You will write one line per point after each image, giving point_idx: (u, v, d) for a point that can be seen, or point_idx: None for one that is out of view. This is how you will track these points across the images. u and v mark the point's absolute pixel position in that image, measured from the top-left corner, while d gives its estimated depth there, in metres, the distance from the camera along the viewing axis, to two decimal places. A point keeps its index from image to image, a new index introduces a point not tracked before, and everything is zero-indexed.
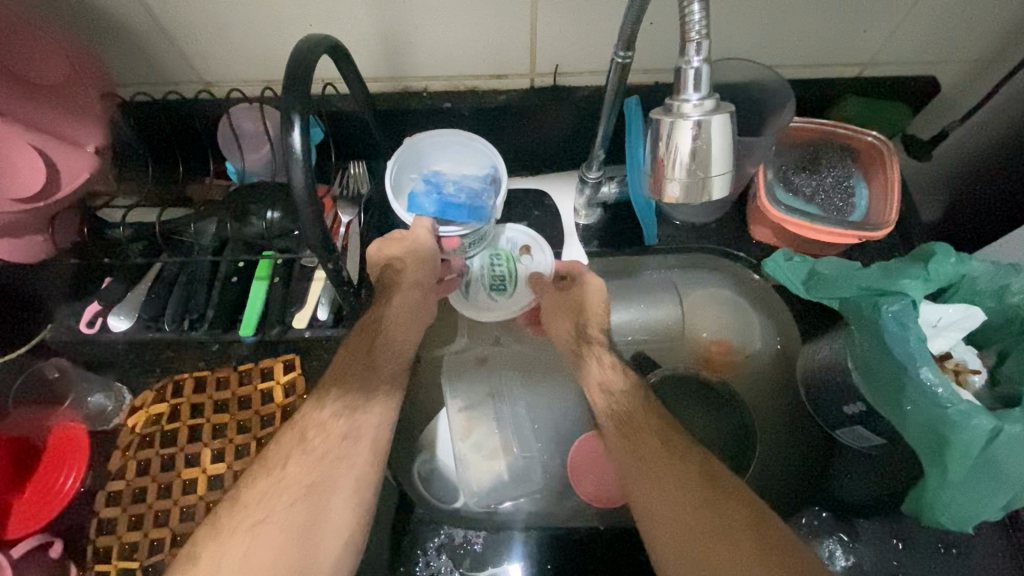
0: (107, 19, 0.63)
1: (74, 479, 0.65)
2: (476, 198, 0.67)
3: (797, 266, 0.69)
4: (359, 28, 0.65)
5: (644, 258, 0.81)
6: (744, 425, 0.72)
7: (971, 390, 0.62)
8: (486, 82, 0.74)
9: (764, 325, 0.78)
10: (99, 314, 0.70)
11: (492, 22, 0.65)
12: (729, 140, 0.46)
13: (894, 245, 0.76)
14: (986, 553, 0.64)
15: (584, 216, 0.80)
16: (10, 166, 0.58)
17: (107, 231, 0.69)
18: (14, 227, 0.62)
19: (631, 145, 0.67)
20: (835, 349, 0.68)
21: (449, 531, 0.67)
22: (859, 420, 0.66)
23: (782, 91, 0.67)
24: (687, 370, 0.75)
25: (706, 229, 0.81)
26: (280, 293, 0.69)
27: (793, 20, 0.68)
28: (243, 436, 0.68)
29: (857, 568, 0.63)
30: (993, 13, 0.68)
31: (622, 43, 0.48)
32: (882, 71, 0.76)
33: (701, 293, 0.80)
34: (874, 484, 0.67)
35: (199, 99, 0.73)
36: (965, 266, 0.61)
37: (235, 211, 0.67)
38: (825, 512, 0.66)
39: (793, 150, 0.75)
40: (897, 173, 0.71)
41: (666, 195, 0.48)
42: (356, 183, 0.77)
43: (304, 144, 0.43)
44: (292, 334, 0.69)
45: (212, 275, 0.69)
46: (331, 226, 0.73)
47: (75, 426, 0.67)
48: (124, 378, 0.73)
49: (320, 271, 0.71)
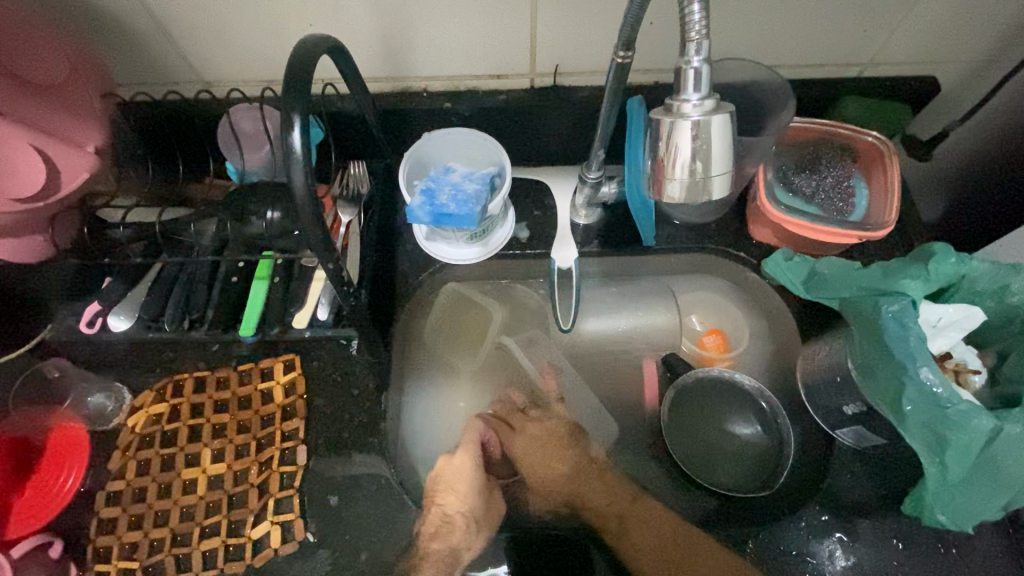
0: (107, 17, 0.63)
1: (74, 479, 0.65)
2: (467, 204, 0.65)
3: (797, 266, 0.70)
4: (360, 28, 0.65)
5: (645, 258, 0.79)
6: (776, 431, 0.72)
7: (971, 390, 0.62)
8: (485, 82, 0.74)
9: (762, 328, 0.80)
10: (99, 314, 0.71)
11: (490, 22, 0.65)
12: (730, 139, 0.46)
13: (894, 245, 0.76)
14: (987, 553, 0.63)
15: (583, 216, 0.77)
16: (10, 166, 0.57)
17: (109, 230, 0.69)
18: (14, 227, 0.62)
19: (631, 144, 0.66)
20: (836, 349, 0.67)
21: None
22: (858, 420, 0.65)
23: (781, 91, 0.68)
24: (719, 373, 0.75)
25: (707, 229, 0.78)
26: (280, 293, 0.70)
27: (793, 20, 0.68)
28: (243, 436, 0.68)
29: (857, 568, 0.62)
30: (994, 12, 0.68)
31: (621, 42, 0.48)
32: (882, 71, 0.76)
33: (698, 297, 0.82)
34: (874, 483, 0.66)
35: (199, 98, 0.73)
36: (965, 266, 0.61)
37: (235, 211, 0.67)
38: (825, 515, 0.65)
39: (792, 149, 0.75)
40: (897, 172, 0.70)
41: (667, 195, 0.48)
42: (356, 182, 0.76)
43: (304, 145, 0.43)
44: (292, 334, 0.70)
45: (212, 275, 0.70)
46: (331, 226, 0.73)
47: (75, 427, 0.68)
48: (123, 377, 0.71)
49: (320, 271, 0.71)
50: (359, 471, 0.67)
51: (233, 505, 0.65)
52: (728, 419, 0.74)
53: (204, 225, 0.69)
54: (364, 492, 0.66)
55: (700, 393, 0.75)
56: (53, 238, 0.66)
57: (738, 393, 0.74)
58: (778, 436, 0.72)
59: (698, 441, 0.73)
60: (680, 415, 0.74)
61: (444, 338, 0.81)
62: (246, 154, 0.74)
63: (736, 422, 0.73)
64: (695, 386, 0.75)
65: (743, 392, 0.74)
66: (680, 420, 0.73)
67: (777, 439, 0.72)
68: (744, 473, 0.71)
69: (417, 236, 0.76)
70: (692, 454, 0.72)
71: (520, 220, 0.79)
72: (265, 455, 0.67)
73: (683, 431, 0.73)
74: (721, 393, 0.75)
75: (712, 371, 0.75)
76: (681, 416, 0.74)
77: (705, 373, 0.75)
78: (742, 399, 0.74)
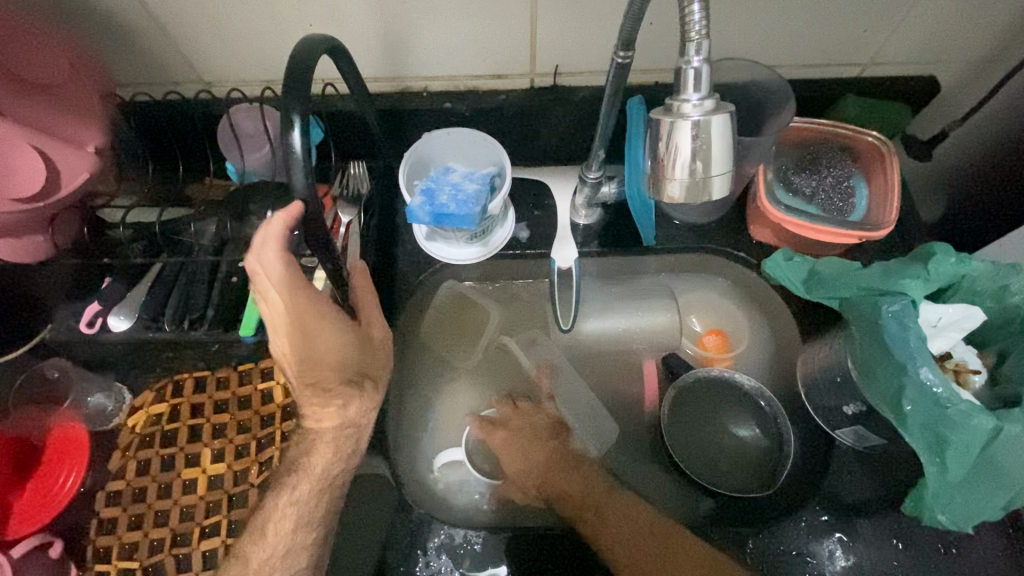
0: (107, 18, 0.63)
1: (74, 480, 0.64)
2: (467, 205, 0.65)
3: (797, 266, 0.70)
4: (360, 28, 0.65)
5: (645, 258, 0.79)
6: (776, 432, 0.72)
7: (971, 390, 0.62)
8: (485, 82, 0.74)
9: (761, 327, 0.79)
10: (99, 314, 0.69)
11: (490, 21, 0.65)
12: (729, 140, 0.46)
13: (893, 245, 0.76)
14: (987, 553, 0.63)
15: (583, 216, 0.77)
16: (10, 167, 0.57)
17: (108, 231, 0.71)
18: (16, 227, 0.62)
19: (631, 143, 0.67)
20: (835, 349, 0.68)
21: (449, 531, 0.64)
22: (857, 419, 0.65)
23: (781, 91, 0.67)
24: (721, 374, 0.75)
25: (706, 230, 0.79)
26: (280, 294, 0.68)
27: (792, 20, 0.68)
28: (243, 436, 0.68)
29: (856, 568, 0.62)
30: (993, 13, 0.68)
31: (621, 42, 0.48)
32: (882, 71, 0.76)
33: (698, 296, 0.82)
34: (874, 482, 0.66)
35: (199, 99, 0.73)
36: (965, 266, 0.61)
37: (234, 212, 0.69)
38: (825, 515, 0.65)
39: (792, 150, 0.75)
40: (897, 172, 0.70)
41: (667, 195, 0.48)
42: (356, 182, 0.75)
43: (304, 145, 0.43)
44: (292, 335, 0.67)
45: (212, 275, 0.69)
46: (331, 226, 0.72)
47: (75, 426, 0.67)
48: (124, 378, 0.73)
49: (320, 271, 0.68)
50: (359, 470, 0.67)
51: (233, 505, 0.65)
52: (728, 419, 0.73)
53: (204, 225, 0.70)
54: (365, 492, 0.66)
55: (700, 393, 0.74)
56: (53, 238, 0.66)
57: (738, 394, 0.74)
58: (778, 437, 0.71)
59: (697, 441, 0.73)
60: (680, 415, 0.73)
61: (442, 338, 0.80)
62: (246, 154, 0.74)
63: (735, 422, 0.73)
64: (696, 385, 0.74)
65: (744, 393, 0.74)
66: (680, 420, 0.73)
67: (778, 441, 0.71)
68: (741, 472, 0.71)
69: (417, 236, 0.76)
70: (692, 455, 0.72)
71: (520, 221, 0.79)
72: (265, 455, 0.67)
73: (684, 430, 0.73)
74: (721, 393, 0.74)
75: (712, 371, 0.75)
76: (682, 416, 0.73)
77: (705, 373, 0.75)
78: (742, 400, 0.74)
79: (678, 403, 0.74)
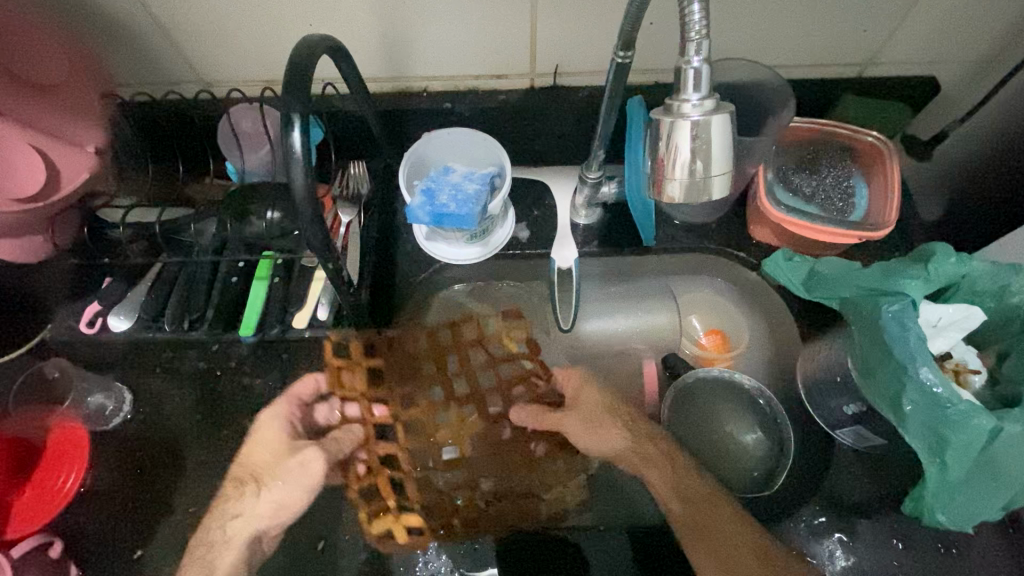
0: (107, 18, 0.63)
1: (74, 480, 0.65)
2: (466, 204, 0.65)
3: (798, 267, 0.70)
4: (360, 28, 0.65)
5: (644, 257, 0.79)
6: (778, 432, 0.71)
7: (971, 390, 0.62)
8: (485, 82, 0.74)
9: (762, 329, 0.79)
10: (99, 314, 0.71)
11: (490, 21, 0.65)
12: (729, 140, 0.46)
13: (894, 244, 0.76)
14: (987, 553, 0.63)
15: (583, 216, 0.77)
16: (10, 167, 0.58)
17: (108, 231, 0.70)
18: (16, 228, 0.62)
19: (631, 142, 0.67)
20: (835, 349, 0.68)
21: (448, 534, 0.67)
22: (858, 419, 0.65)
23: (781, 91, 0.69)
24: (720, 373, 0.75)
25: (707, 230, 0.79)
26: (280, 293, 0.70)
27: (792, 20, 0.68)
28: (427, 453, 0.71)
29: (857, 568, 0.62)
30: (993, 14, 0.68)
31: (621, 43, 0.48)
32: (883, 71, 0.76)
33: (696, 296, 0.82)
34: (874, 483, 0.66)
35: (199, 99, 0.73)
36: (965, 266, 0.61)
37: (235, 211, 0.68)
38: (823, 516, 0.65)
39: (793, 149, 0.75)
40: (897, 173, 0.71)
41: (667, 195, 0.48)
42: (356, 182, 0.77)
43: (304, 145, 0.43)
44: (292, 334, 0.70)
45: (212, 275, 0.69)
46: (331, 226, 0.74)
47: (77, 428, 0.67)
48: (124, 378, 0.71)
49: (320, 270, 0.71)
50: None
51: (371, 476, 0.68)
52: (731, 420, 0.73)
53: (204, 225, 0.71)
54: None
55: (702, 394, 0.75)
56: (53, 238, 0.67)
57: (740, 394, 0.74)
58: (780, 437, 0.71)
59: (700, 442, 0.73)
60: (682, 415, 0.74)
61: None
62: (245, 154, 0.75)
63: (734, 420, 0.73)
64: (700, 386, 0.75)
65: (744, 392, 0.74)
66: (681, 420, 0.73)
67: (777, 442, 0.71)
68: (744, 472, 0.70)
69: (417, 236, 0.76)
70: (693, 456, 0.72)
71: (520, 221, 0.79)
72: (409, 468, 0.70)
73: (686, 429, 0.73)
74: (724, 393, 0.74)
75: (712, 371, 0.75)
76: (681, 417, 0.74)
77: (705, 373, 0.75)
78: (743, 400, 0.74)
79: (682, 404, 0.74)
